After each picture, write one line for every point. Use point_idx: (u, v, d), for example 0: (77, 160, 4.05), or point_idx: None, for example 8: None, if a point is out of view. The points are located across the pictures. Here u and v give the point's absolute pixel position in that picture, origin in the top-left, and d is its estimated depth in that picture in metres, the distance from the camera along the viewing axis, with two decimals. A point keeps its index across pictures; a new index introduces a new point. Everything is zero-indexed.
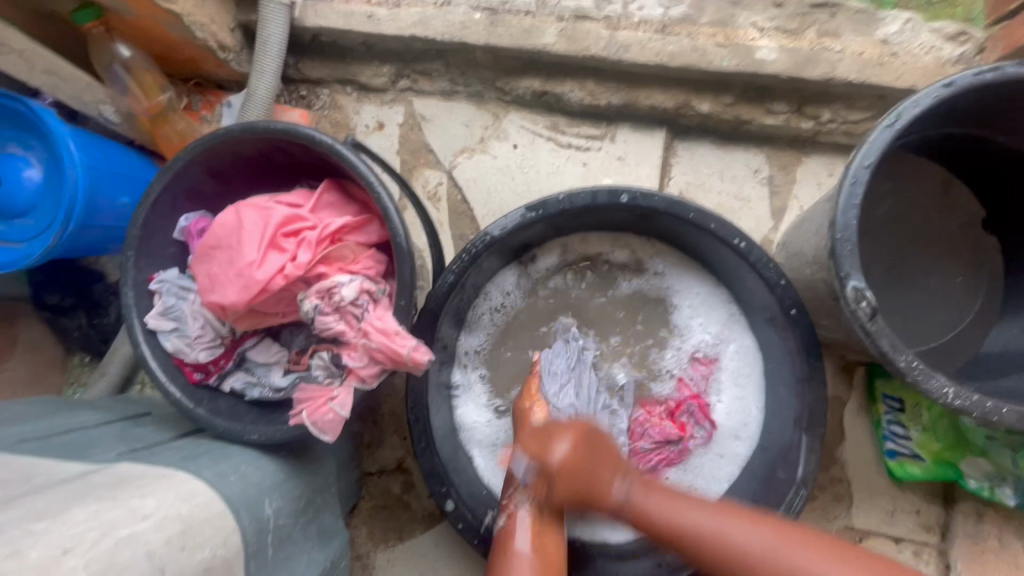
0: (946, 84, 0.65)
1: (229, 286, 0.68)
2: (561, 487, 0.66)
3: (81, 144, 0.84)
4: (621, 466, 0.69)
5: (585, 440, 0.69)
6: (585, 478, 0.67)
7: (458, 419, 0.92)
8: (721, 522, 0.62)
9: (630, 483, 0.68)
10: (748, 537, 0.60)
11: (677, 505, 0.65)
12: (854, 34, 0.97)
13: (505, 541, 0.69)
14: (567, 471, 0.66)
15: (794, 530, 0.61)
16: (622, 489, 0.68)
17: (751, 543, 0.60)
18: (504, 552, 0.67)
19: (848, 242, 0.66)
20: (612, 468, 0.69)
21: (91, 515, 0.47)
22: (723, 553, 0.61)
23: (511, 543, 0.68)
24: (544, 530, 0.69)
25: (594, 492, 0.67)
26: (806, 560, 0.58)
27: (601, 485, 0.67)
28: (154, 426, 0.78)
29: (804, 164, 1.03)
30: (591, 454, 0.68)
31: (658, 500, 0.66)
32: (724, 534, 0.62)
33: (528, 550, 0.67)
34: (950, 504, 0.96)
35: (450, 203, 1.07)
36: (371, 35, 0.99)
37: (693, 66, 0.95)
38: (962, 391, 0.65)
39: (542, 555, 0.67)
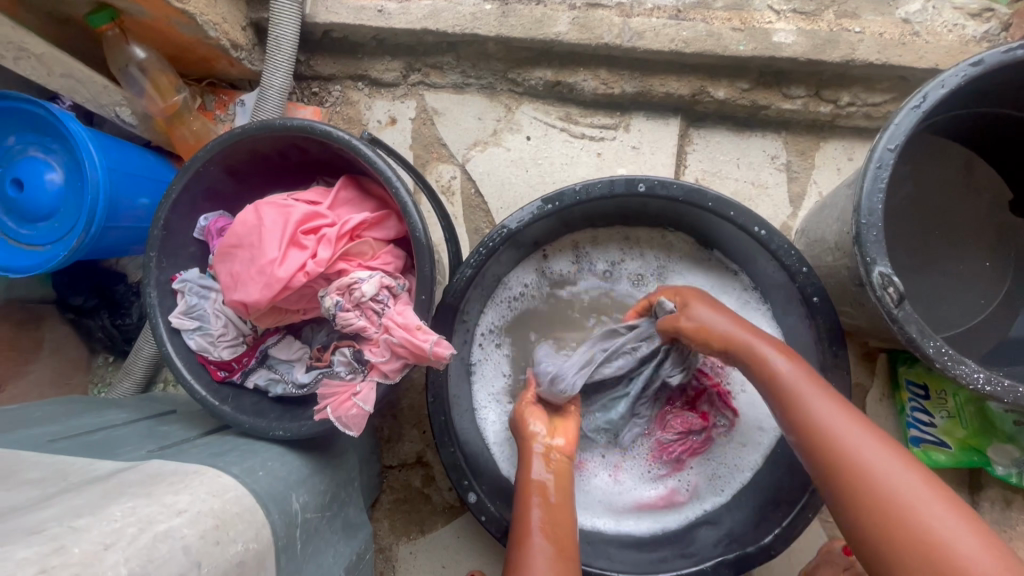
0: (974, 62, 0.63)
1: (251, 285, 0.68)
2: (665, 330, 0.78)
3: (100, 147, 0.85)
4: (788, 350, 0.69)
5: (698, 296, 0.77)
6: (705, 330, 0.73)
7: (473, 402, 0.92)
8: (855, 432, 0.59)
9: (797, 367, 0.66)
10: (878, 454, 0.57)
11: (813, 395, 0.63)
12: (873, 15, 0.95)
13: (518, 533, 0.69)
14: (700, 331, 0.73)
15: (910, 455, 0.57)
16: (785, 367, 0.66)
17: (869, 457, 0.57)
18: (521, 544, 0.68)
19: (873, 228, 0.65)
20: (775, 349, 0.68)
21: (128, 511, 0.48)
22: (825, 442, 0.60)
23: (523, 534, 0.69)
24: (553, 520, 0.70)
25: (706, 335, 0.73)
26: (895, 471, 0.56)
27: (765, 364, 0.67)
28: (180, 424, 0.80)
29: (822, 149, 1.01)
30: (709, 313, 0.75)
31: (817, 394, 0.63)
32: (847, 437, 0.59)
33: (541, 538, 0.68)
34: (977, 492, 0.94)
35: (464, 197, 1.06)
36: (382, 30, 0.99)
37: (708, 52, 0.93)
38: (993, 376, 0.64)
39: (554, 540, 0.68)
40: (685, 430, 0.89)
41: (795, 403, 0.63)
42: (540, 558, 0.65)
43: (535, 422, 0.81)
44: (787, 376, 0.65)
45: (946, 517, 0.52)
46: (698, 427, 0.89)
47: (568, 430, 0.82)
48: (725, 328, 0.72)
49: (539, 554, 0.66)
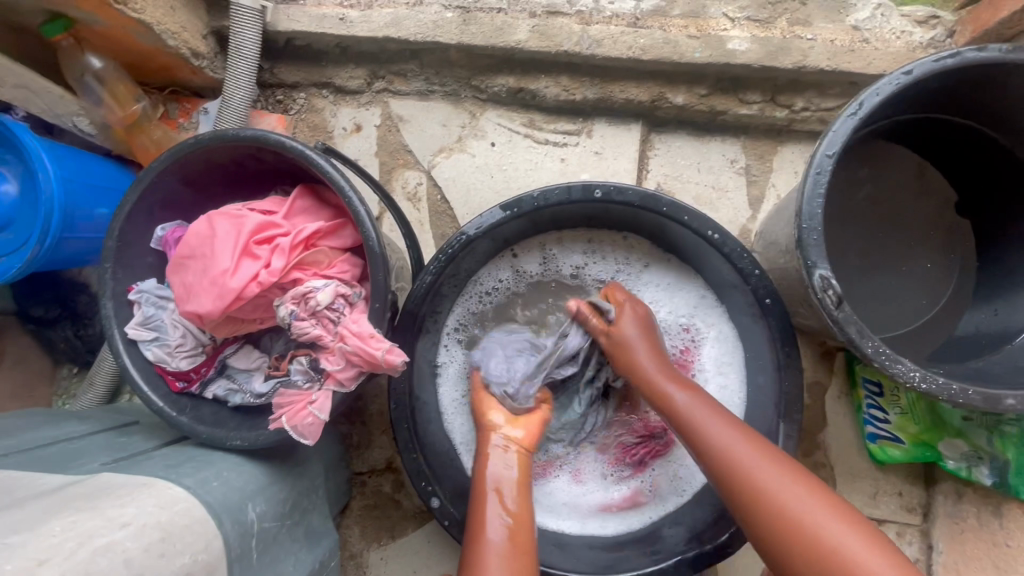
0: (907, 71, 0.66)
1: (203, 295, 0.68)
2: (609, 347, 0.83)
3: (55, 157, 0.84)
4: (667, 364, 0.81)
5: (644, 322, 0.84)
6: (629, 361, 0.80)
7: (438, 407, 0.92)
8: (754, 459, 0.66)
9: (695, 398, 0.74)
10: (777, 476, 0.64)
11: (706, 419, 0.71)
12: (825, 22, 0.97)
13: (476, 531, 0.69)
14: (621, 346, 0.82)
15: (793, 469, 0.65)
16: (681, 398, 0.75)
17: (777, 486, 0.63)
18: (476, 541, 0.68)
19: (814, 232, 0.67)
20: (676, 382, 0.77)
21: (68, 526, 0.48)
22: (735, 474, 0.66)
23: (482, 531, 0.69)
24: (514, 521, 0.70)
25: (634, 373, 0.80)
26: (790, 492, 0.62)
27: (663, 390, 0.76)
28: (140, 435, 0.79)
29: (780, 153, 1.04)
30: (646, 338, 0.82)
31: (728, 429, 0.70)
32: (741, 457, 0.67)
33: (500, 537, 0.68)
34: (931, 485, 0.97)
35: (430, 203, 1.07)
36: (344, 38, 1.00)
37: (665, 59, 0.95)
38: (928, 374, 0.66)
39: (510, 538, 0.68)
40: (647, 433, 0.92)
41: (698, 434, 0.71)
42: (496, 555, 0.66)
43: (495, 414, 0.83)
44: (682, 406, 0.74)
45: (832, 523, 0.59)
46: (659, 430, 0.92)
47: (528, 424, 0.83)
48: (635, 338, 0.82)
49: (496, 554, 0.66)
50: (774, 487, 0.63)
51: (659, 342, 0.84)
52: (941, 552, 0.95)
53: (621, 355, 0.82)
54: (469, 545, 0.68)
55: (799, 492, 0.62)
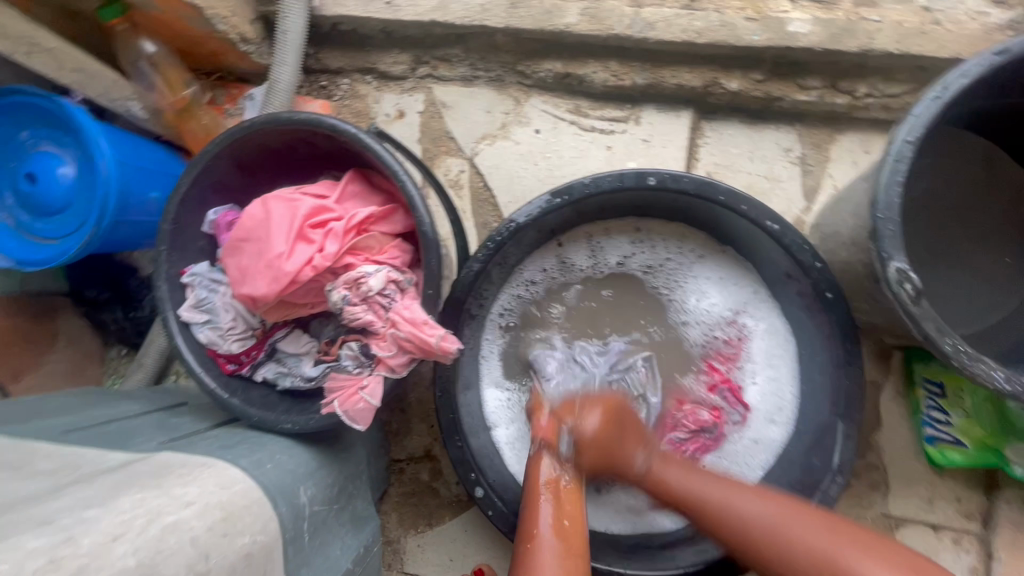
0: (998, 51, 0.61)
1: (259, 279, 0.68)
2: (591, 457, 0.74)
3: (111, 141, 0.86)
4: (647, 439, 0.77)
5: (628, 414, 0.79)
6: (609, 457, 0.74)
7: (482, 397, 0.91)
8: (739, 511, 0.67)
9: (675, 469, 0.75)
10: (751, 506, 0.67)
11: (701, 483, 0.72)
12: (893, 3, 0.92)
13: (526, 526, 0.69)
14: (595, 442, 0.74)
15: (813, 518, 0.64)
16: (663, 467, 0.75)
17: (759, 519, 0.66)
18: (528, 538, 0.68)
19: (890, 222, 0.63)
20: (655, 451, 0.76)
21: (137, 503, 0.48)
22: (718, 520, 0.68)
23: (532, 527, 0.68)
24: (564, 528, 0.68)
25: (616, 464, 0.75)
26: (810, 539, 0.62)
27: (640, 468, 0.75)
28: (191, 416, 0.81)
29: (838, 141, 0.99)
30: (617, 429, 0.75)
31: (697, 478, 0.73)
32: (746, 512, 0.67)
33: (550, 534, 0.67)
34: (993, 492, 0.93)
35: (472, 190, 1.06)
36: (390, 22, 0.99)
37: (721, 42, 0.91)
38: (1012, 375, 0.62)
39: (563, 538, 0.67)
40: (696, 427, 0.88)
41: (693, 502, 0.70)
42: (550, 553, 0.65)
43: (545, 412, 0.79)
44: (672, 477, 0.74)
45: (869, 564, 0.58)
46: (709, 424, 0.88)
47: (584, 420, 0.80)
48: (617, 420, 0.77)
49: (548, 549, 0.66)
50: (762, 521, 0.66)
51: (637, 418, 0.80)
52: (1003, 562, 0.91)
53: (603, 452, 0.74)
54: (520, 541, 0.68)
55: (787, 521, 0.64)
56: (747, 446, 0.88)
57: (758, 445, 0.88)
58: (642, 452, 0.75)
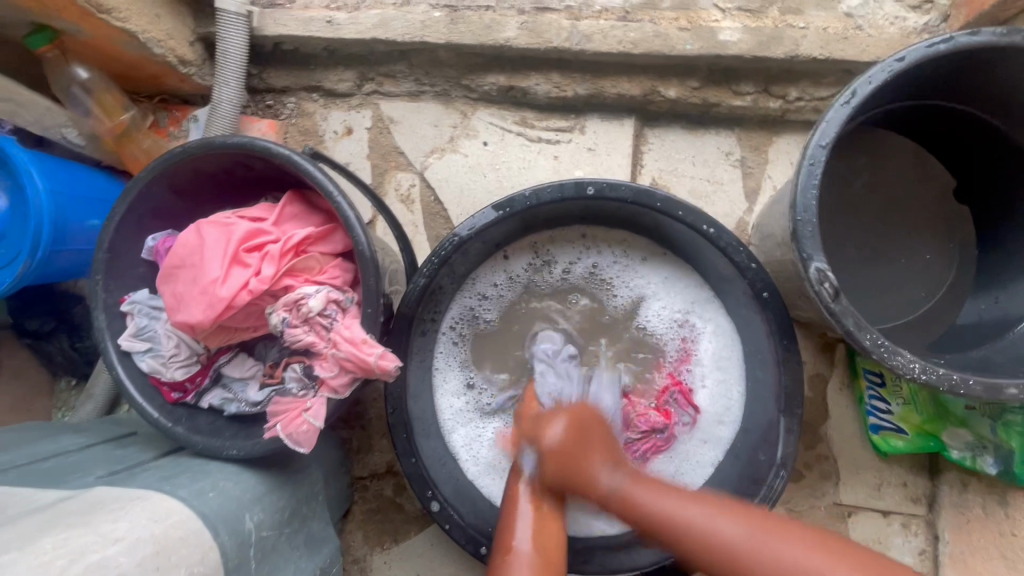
0: (899, 58, 0.65)
1: (193, 305, 0.68)
2: (551, 471, 0.72)
3: (44, 170, 0.84)
4: (614, 456, 0.73)
5: (576, 420, 0.75)
6: (573, 471, 0.71)
7: (437, 409, 0.92)
8: (709, 519, 0.62)
9: (636, 482, 0.69)
10: (726, 525, 0.61)
11: (683, 510, 0.63)
12: (817, 10, 0.96)
13: (504, 540, 0.69)
14: (558, 455, 0.72)
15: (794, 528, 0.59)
16: (612, 479, 0.69)
17: (737, 539, 0.60)
18: (504, 551, 0.67)
19: (809, 224, 0.66)
20: (603, 462, 0.71)
21: (59, 543, 0.48)
22: (688, 536, 0.62)
23: (510, 541, 0.68)
24: (543, 529, 0.70)
25: (582, 481, 0.70)
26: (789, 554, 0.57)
27: (591, 475, 0.70)
28: (137, 446, 0.79)
29: (776, 143, 1.02)
30: (580, 438, 0.73)
31: (650, 493, 0.67)
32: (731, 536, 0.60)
33: (527, 546, 0.67)
34: (935, 475, 0.96)
35: (423, 204, 1.06)
36: (332, 41, 0.99)
37: (656, 52, 0.94)
38: (928, 365, 0.65)
39: (541, 550, 0.67)
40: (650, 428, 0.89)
41: (664, 533, 0.63)
42: (524, 565, 0.65)
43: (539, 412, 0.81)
44: (626, 491, 0.68)
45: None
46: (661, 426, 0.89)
47: (572, 421, 0.75)
48: (558, 441, 0.73)
49: (522, 562, 0.65)
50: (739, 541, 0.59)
51: (606, 430, 0.78)
52: (948, 543, 0.94)
53: (564, 465, 0.71)
54: (497, 555, 0.68)
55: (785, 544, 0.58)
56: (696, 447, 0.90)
57: (707, 445, 0.90)
58: (605, 467, 0.71)
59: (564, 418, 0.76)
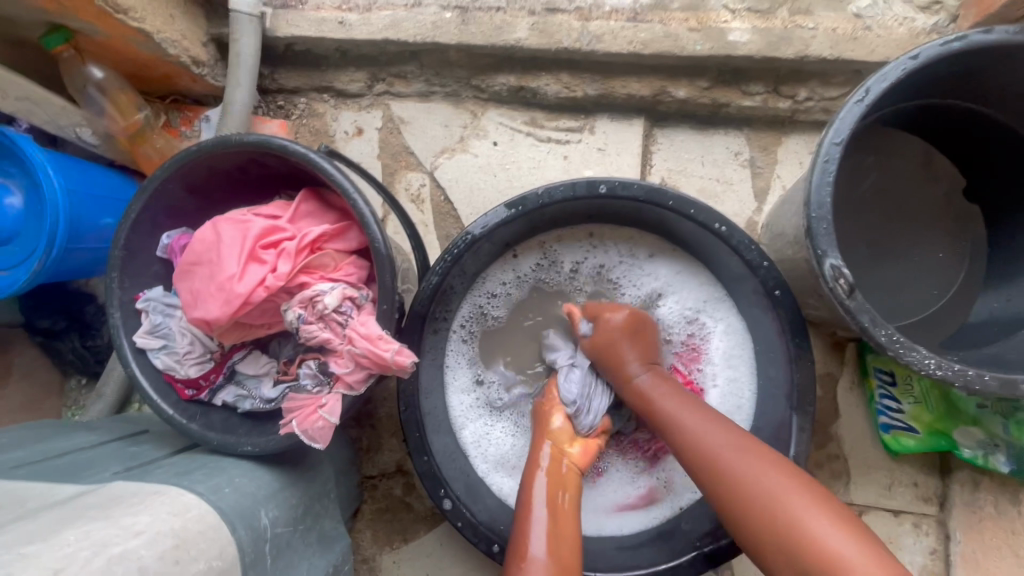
0: (913, 56, 0.65)
1: (211, 302, 0.68)
2: (601, 341, 0.84)
3: (58, 168, 0.84)
4: (651, 357, 0.83)
5: (635, 317, 0.84)
6: (611, 350, 0.82)
7: (447, 406, 0.92)
8: (702, 421, 0.71)
9: (655, 377, 0.79)
10: (711, 431, 0.70)
11: (678, 410, 0.73)
12: (826, 11, 0.96)
13: (519, 548, 0.70)
14: (612, 333, 0.83)
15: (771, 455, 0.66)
16: (644, 376, 0.79)
17: (719, 443, 0.68)
18: (521, 557, 0.69)
19: (823, 221, 0.66)
20: (639, 356, 0.82)
21: (82, 535, 0.48)
22: (697, 450, 0.69)
23: (525, 549, 0.69)
24: (557, 534, 0.71)
25: (614, 361, 0.82)
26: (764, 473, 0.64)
27: (625, 363, 0.81)
28: (150, 444, 0.79)
29: (784, 143, 1.03)
30: (630, 335, 0.83)
31: (682, 407, 0.73)
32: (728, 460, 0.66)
33: (542, 554, 0.69)
34: (947, 475, 0.96)
35: (433, 204, 1.07)
36: (344, 41, 1.00)
37: (666, 52, 0.94)
38: (944, 361, 0.65)
39: (555, 559, 0.68)
40: None
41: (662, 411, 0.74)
42: (540, 574, 0.66)
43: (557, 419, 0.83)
44: (638, 383, 0.79)
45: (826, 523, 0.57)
46: None
47: (646, 341, 0.84)
48: (617, 326, 0.83)
49: (538, 569, 0.67)
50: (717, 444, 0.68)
51: (653, 338, 0.85)
52: (960, 543, 0.94)
53: (610, 342, 0.83)
54: (512, 559, 0.69)
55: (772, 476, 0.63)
56: None
57: None
58: (639, 363, 0.81)
59: (625, 309, 0.85)
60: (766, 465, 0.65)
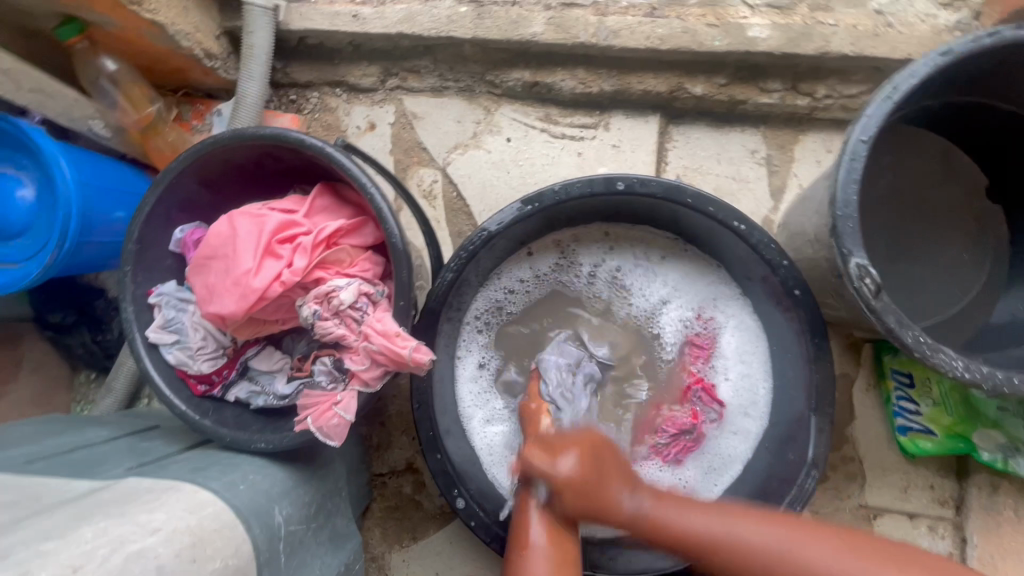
0: (943, 52, 0.64)
1: (226, 296, 0.67)
2: (572, 500, 0.67)
3: (72, 162, 0.84)
4: (630, 479, 0.69)
5: (589, 451, 0.70)
6: (595, 499, 0.66)
7: (458, 396, 0.91)
8: (683, 514, 0.64)
9: (652, 501, 0.66)
10: (697, 520, 0.62)
11: (660, 509, 0.65)
12: (846, 7, 0.95)
13: (518, 535, 0.70)
14: (575, 488, 0.66)
15: (761, 515, 0.61)
16: (631, 503, 0.66)
17: (708, 535, 0.61)
18: (522, 547, 0.68)
19: (849, 220, 0.65)
20: (625, 488, 0.67)
21: (99, 532, 0.47)
22: (688, 543, 0.62)
23: (525, 537, 0.69)
24: (558, 521, 0.70)
25: (602, 505, 0.66)
26: (764, 534, 0.59)
27: (611, 501, 0.66)
28: (162, 439, 0.79)
29: (802, 141, 1.02)
30: (595, 467, 0.68)
31: (673, 509, 0.65)
32: (724, 534, 0.60)
33: (541, 540, 0.68)
34: (964, 478, 0.95)
35: (445, 200, 1.06)
36: (357, 35, 0.98)
37: (684, 48, 0.93)
38: (971, 363, 0.64)
39: (556, 551, 0.67)
40: (677, 429, 0.89)
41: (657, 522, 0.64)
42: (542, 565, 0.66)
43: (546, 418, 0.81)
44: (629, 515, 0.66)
45: (839, 557, 0.55)
46: (688, 427, 0.89)
47: (587, 457, 0.69)
48: (575, 475, 0.67)
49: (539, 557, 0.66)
50: (708, 534, 0.61)
51: (622, 463, 0.71)
52: (977, 547, 0.93)
53: (582, 495, 0.66)
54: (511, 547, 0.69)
55: (768, 529, 0.59)
56: (726, 442, 0.89)
57: (738, 437, 0.89)
58: (626, 493, 0.67)
59: (579, 448, 0.70)
60: (761, 527, 0.60)
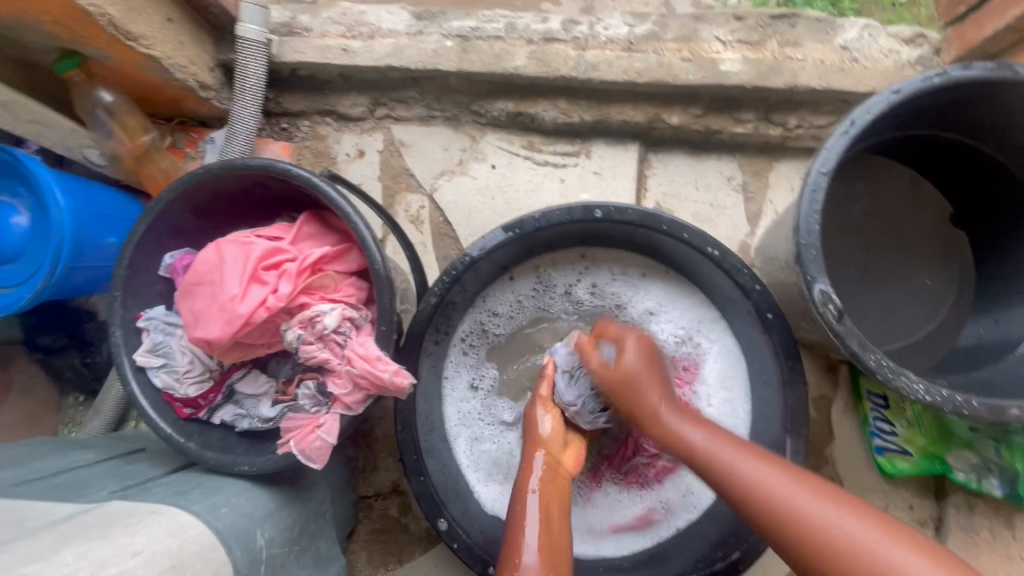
0: (895, 90, 0.67)
1: (212, 321, 0.69)
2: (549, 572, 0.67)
3: (66, 189, 0.86)
4: (667, 392, 0.74)
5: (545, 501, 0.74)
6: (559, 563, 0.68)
7: (443, 417, 0.93)
8: (755, 470, 0.61)
9: (713, 437, 0.66)
10: (771, 478, 0.60)
11: (735, 457, 0.63)
12: (814, 43, 0.99)
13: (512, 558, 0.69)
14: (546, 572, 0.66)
15: (827, 487, 0.58)
16: (700, 438, 0.67)
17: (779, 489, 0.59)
18: (515, 554, 0.69)
19: (812, 248, 0.68)
20: (683, 421, 0.70)
21: (80, 555, 0.48)
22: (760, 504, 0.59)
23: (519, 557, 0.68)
24: (551, 542, 0.70)
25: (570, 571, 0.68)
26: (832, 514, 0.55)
27: (658, 417, 0.71)
28: (147, 462, 0.80)
29: (776, 169, 1.06)
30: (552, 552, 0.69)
31: (729, 449, 0.64)
32: (776, 490, 0.59)
33: (534, 561, 0.67)
34: (941, 498, 0.96)
35: (432, 225, 1.09)
36: (348, 68, 1.02)
37: (660, 81, 0.97)
38: (931, 386, 0.66)
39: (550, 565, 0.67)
40: (658, 449, 0.91)
41: (721, 469, 0.63)
42: None
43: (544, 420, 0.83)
44: (702, 449, 0.66)
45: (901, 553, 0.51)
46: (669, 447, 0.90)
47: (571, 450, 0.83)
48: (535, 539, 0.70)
49: None
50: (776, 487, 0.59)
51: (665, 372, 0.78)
52: None
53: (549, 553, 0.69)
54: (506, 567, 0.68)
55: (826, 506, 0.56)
56: None
57: None
58: (666, 406, 0.71)
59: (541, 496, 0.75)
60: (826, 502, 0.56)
